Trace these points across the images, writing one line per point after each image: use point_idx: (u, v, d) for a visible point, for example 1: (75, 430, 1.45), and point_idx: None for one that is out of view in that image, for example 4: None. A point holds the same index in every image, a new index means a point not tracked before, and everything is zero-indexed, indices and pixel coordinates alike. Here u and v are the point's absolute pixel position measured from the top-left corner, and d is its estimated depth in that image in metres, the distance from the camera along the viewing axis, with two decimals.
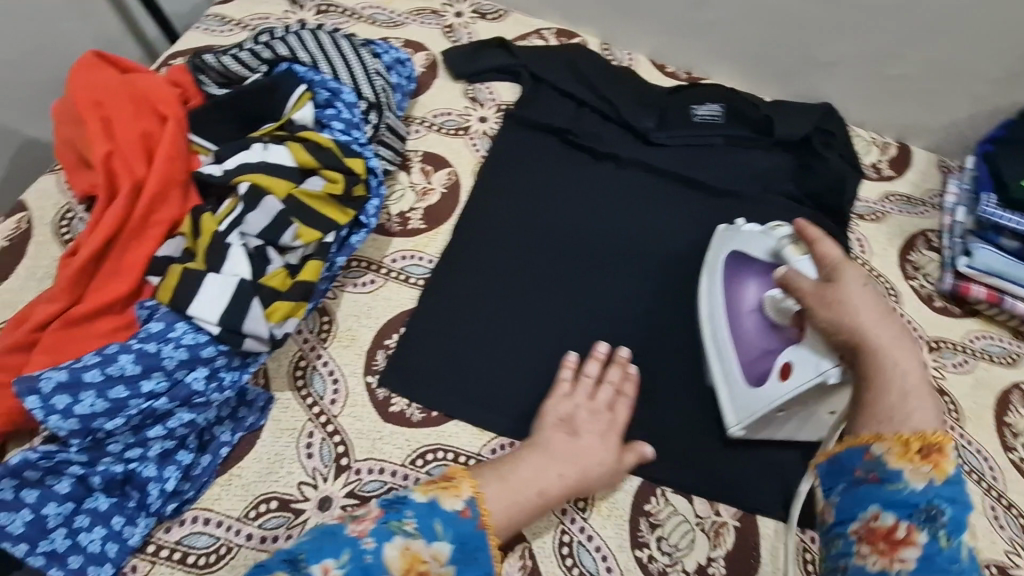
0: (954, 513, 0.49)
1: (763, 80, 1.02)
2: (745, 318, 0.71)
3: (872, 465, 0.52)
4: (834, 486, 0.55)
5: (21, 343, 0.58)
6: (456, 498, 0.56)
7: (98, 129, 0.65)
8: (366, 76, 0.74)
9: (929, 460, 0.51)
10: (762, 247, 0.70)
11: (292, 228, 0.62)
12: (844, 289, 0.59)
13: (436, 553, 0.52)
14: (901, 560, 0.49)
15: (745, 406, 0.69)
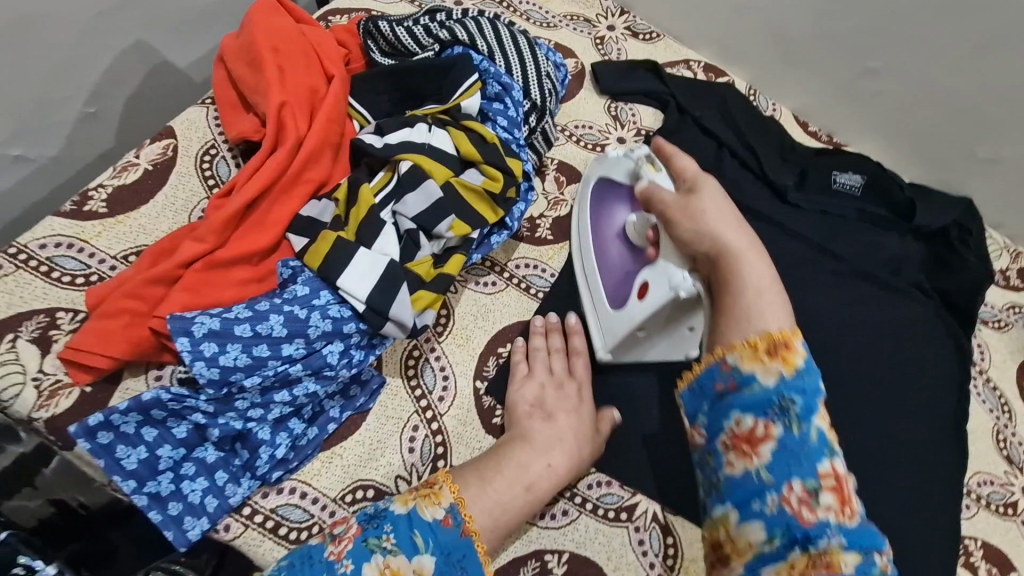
0: (804, 403, 0.51)
1: (907, 160, 0.98)
2: (611, 244, 0.72)
3: (730, 374, 0.54)
4: (700, 408, 0.56)
5: (162, 277, 0.56)
6: (437, 507, 0.52)
7: (273, 76, 0.64)
8: (536, 77, 0.73)
9: (777, 358, 0.53)
10: (622, 170, 0.69)
11: (448, 219, 0.61)
12: (701, 200, 0.60)
13: (418, 567, 0.49)
14: (760, 458, 0.51)
15: (610, 329, 0.69)
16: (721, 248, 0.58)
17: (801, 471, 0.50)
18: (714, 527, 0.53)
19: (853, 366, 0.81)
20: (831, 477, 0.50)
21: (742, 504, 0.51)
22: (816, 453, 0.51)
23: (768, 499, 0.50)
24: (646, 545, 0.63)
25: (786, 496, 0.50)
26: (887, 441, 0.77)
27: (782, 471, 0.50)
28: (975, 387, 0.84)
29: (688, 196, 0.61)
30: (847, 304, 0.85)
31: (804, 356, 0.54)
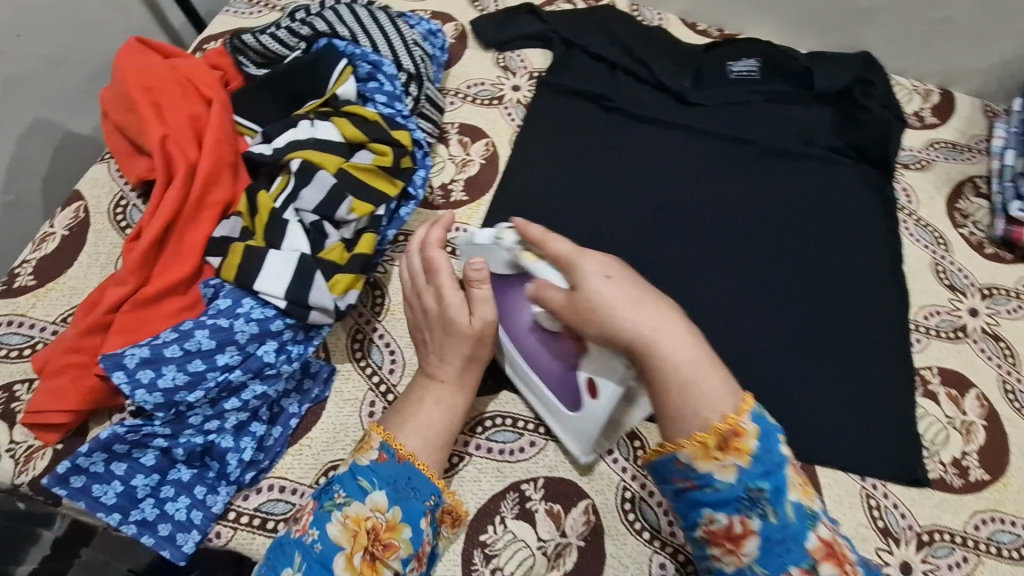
0: (772, 483, 0.46)
1: (798, 32, 1.00)
2: (526, 340, 0.62)
3: (687, 473, 0.48)
4: (675, 504, 0.51)
5: (95, 326, 0.60)
6: (370, 451, 0.55)
7: (151, 114, 0.66)
8: (405, 48, 0.75)
9: (731, 449, 0.47)
10: (499, 261, 0.60)
11: (346, 202, 0.63)
12: (599, 291, 0.51)
13: (374, 505, 0.53)
14: (746, 554, 0.47)
15: (577, 433, 0.62)
16: (635, 342, 0.50)
17: (792, 556, 0.46)
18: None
19: (787, 241, 0.83)
20: (822, 546, 0.46)
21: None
22: (801, 528, 0.46)
23: None
24: (616, 453, 0.66)
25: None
26: (831, 301, 0.80)
27: (771, 561, 0.46)
28: (906, 228, 0.86)
29: (577, 289, 0.52)
30: (768, 185, 0.87)
31: (757, 430, 0.48)
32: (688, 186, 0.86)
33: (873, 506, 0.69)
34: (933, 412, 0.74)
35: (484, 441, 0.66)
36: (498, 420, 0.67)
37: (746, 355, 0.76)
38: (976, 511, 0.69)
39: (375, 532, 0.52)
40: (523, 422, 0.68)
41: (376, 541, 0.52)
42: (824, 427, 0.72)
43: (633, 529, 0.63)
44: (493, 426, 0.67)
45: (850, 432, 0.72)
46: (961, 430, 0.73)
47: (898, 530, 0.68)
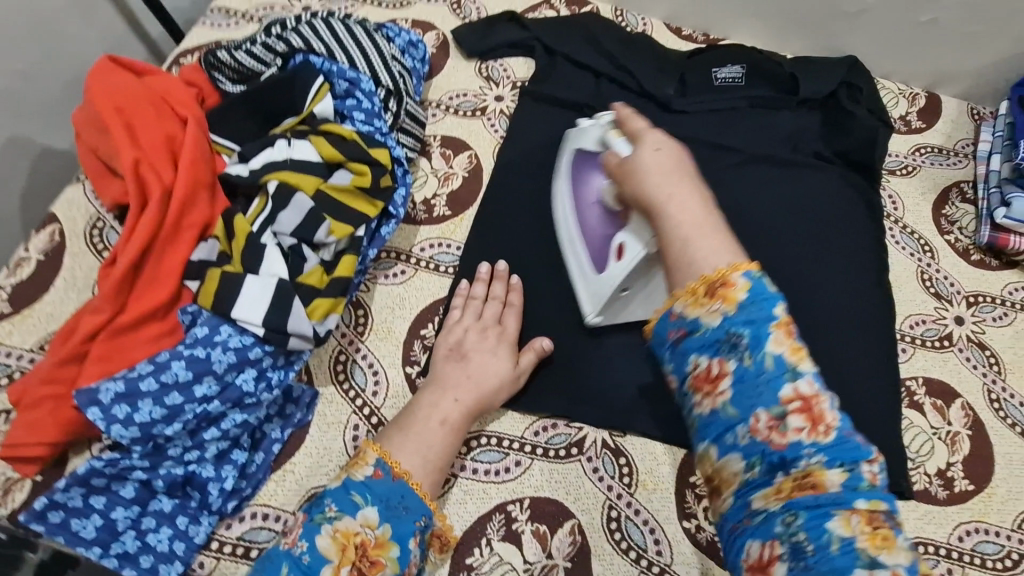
0: (752, 332, 0.48)
1: (784, 37, 0.99)
2: (588, 211, 0.72)
3: (679, 322, 0.51)
4: (664, 357, 0.52)
5: (72, 356, 0.59)
6: (365, 466, 0.57)
7: (123, 135, 0.65)
8: (383, 63, 0.73)
9: (717, 296, 0.49)
10: (593, 138, 0.72)
11: (324, 224, 0.62)
12: (641, 165, 0.61)
13: (364, 520, 0.54)
14: (723, 394, 0.48)
15: (595, 293, 0.71)
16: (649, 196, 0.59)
17: (764, 400, 0.47)
18: (699, 462, 0.50)
19: (774, 249, 0.83)
20: (797, 400, 0.47)
21: (716, 440, 0.48)
22: (778, 379, 0.47)
23: (739, 431, 0.47)
24: (601, 470, 0.66)
25: (754, 426, 0.46)
26: (818, 309, 0.79)
27: (745, 403, 0.47)
28: (892, 236, 0.86)
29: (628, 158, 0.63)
30: (754, 193, 0.86)
31: (749, 287, 0.50)
32: None
33: None
34: (919, 423, 0.74)
35: (469, 462, 0.65)
36: (483, 440, 0.67)
37: None
38: (961, 522, 0.69)
39: (363, 547, 0.53)
40: (508, 441, 0.67)
41: (362, 557, 0.53)
42: None
43: (620, 548, 0.63)
44: (479, 447, 0.66)
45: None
46: (946, 440, 0.73)
47: None
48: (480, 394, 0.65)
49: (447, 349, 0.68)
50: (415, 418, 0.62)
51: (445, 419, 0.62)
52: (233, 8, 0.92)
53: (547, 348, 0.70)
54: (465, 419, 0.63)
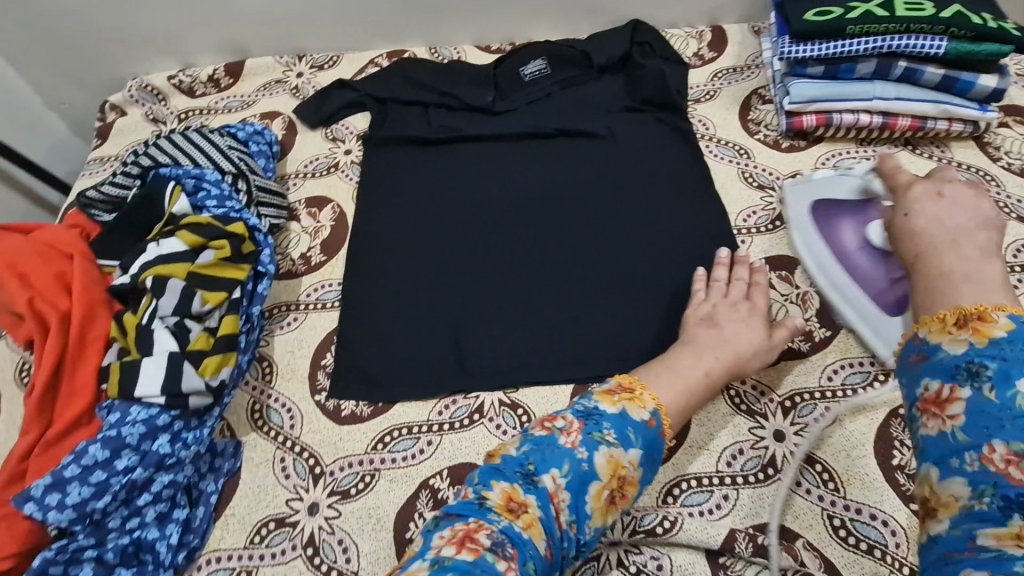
0: (1003, 366, 0.47)
1: (575, 22, 1.13)
2: (856, 257, 0.78)
3: (919, 347, 0.52)
4: (901, 379, 0.53)
5: (13, 476, 0.67)
6: (643, 409, 0.61)
7: (16, 283, 0.75)
8: (222, 154, 0.87)
9: (969, 327, 0.50)
10: (851, 187, 0.84)
11: (197, 296, 0.72)
12: (920, 218, 0.62)
13: (632, 459, 0.57)
14: (953, 418, 0.48)
15: (893, 333, 0.74)
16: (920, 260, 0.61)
17: (1005, 433, 0.45)
18: (918, 486, 0.49)
19: (613, 193, 0.92)
20: None
21: (939, 462, 0.48)
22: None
23: (966, 456, 0.46)
24: (503, 425, 0.75)
25: (986, 454, 0.45)
26: (662, 229, 0.88)
27: (981, 433, 0.46)
28: (709, 150, 0.97)
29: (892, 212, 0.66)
30: (583, 154, 0.96)
31: (1012, 327, 0.48)
32: (515, 178, 0.95)
33: (734, 394, 0.75)
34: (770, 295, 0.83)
35: (388, 454, 0.73)
36: (397, 432, 0.75)
37: (603, 297, 0.83)
38: (828, 363, 0.76)
39: (626, 478, 0.57)
40: (418, 426, 0.75)
41: (622, 486, 0.57)
42: None
43: None
44: (394, 439, 0.74)
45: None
46: (799, 301, 0.82)
47: (763, 407, 0.74)
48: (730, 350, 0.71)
49: (698, 319, 0.75)
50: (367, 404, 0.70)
51: (707, 371, 0.68)
52: (107, 155, 1.06)
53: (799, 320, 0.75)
54: (718, 371, 0.69)
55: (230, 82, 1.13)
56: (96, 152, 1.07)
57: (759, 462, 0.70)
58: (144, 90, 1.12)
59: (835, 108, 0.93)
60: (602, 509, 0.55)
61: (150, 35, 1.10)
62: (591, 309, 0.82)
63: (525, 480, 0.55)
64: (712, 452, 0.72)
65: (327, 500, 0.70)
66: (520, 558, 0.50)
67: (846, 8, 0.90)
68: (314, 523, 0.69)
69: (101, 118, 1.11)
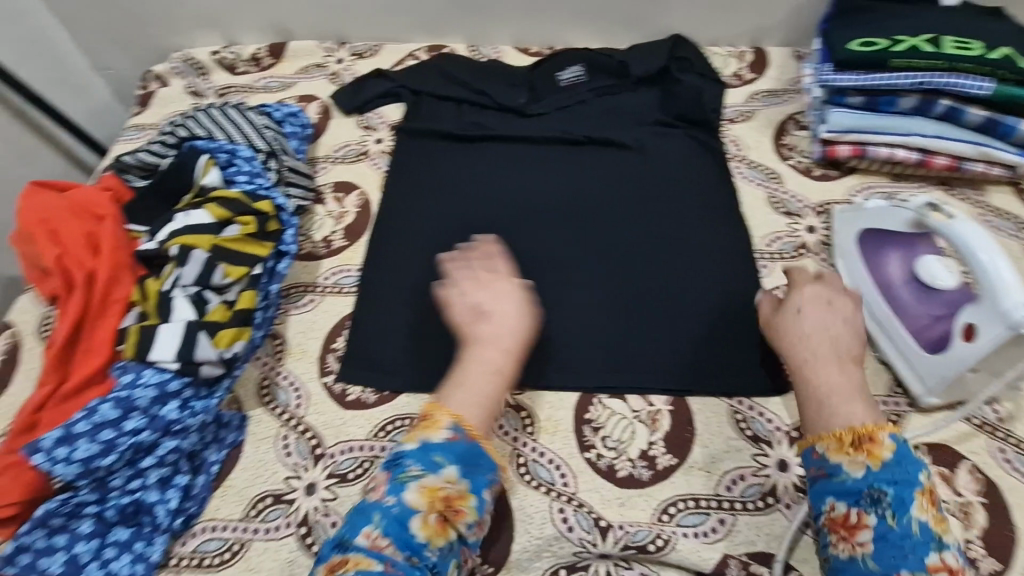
0: (897, 491, 0.55)
1: (616, 31, 1.13)
2: (900, 291, 0.77)
3: (820, 463, 0.59)
4: (808, 494, 0.60)
5: (25, 426, 0.69)
6: (440, 429, 0.60)
7: (48, 240, 0.78)
8: (256, 132, 0.88)
9: (864, 449, 0.57)
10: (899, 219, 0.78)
11: (219, 269, 0.74)
12: (801, 323, 0.67)
13: (447, 478, 0.58)
14: (861, 543, 0.55)
15: (930, 373, 0.72)
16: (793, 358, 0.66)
17: (909, 563, 0.53)
18: None
19: (637, 205, 0.92)
20: (944, 568, 0.52)
21: None
22: (922, 544, 0.53)
23: None
24: (505, 425, 0.74)
25: None
26: (683, 246, 0.88)
27: (887, 559, 0.53)
28: (739, 172, 0.96)
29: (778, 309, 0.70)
30: (610, 164, 0.96)
31: (894, 448, 0.57)
32: (540, 180, 0.95)
33: (740, 419, 0.74)
34: None
35: (388, 443, 0.73)
36: (399, 422, 0.75)
37: (618, 308, 0.83)
38: None
39: (450, 497, 0.57)
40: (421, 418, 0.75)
41: (448, 507, 0.57)
42: (701, 361, 0.78)
43: (531, 486, 0.70)
44: (396, 429, 0.75)
45: (726, 351, 0.78)
46: None
47: (769, 435, 0.73)
48: (511, 336, 0.68)
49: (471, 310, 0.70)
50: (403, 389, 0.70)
51: (496, 369, 0.66)
52: (145, 123, 1.08)
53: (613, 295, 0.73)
54: (509, 363, 0.67)
55: (271, 62, 1.15)
56: (136, 119, 1.10)
57: (759, 490, 0.69)
58: (187, 63, 1.15)
59: (872, 140, 0.92)
60: (435, 533, 0.56)
61: (196, 10, 1.12)
62: (604, 319, 0.82)
63: (343, 547, 0.55)
64: (712, 475, 0.70)
65: (325, 482, 0.71)
66: None
67: (892, 41, 0.89)
68: (310, 503, 0.69)
69: (143, 86, 1.14)
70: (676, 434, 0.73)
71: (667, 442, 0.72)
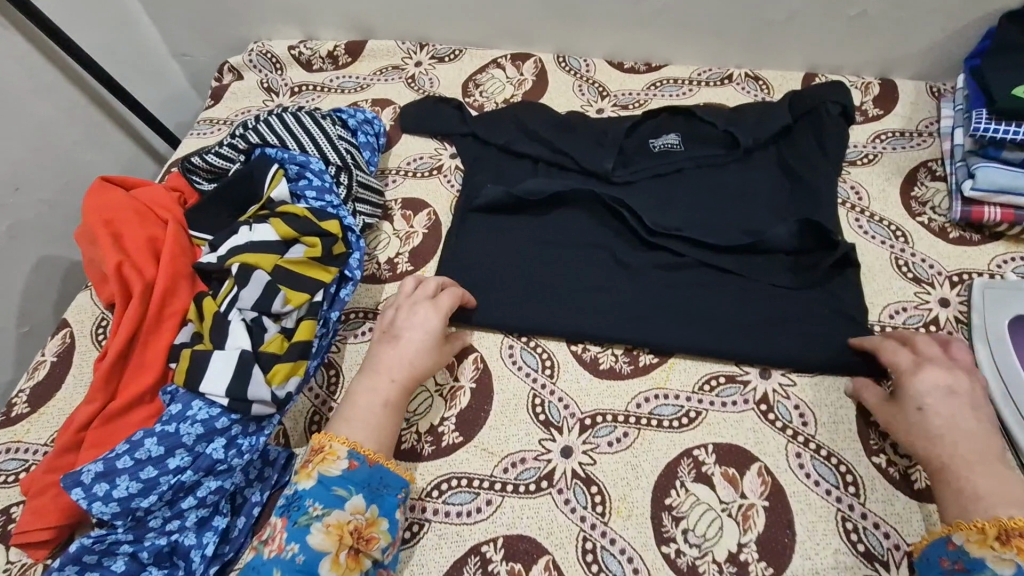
0: None
1: (724, 50, 1.01)
2: None
3: (955, 554, 0.53)
4: None
5: (71, 444, 0.66)
6: (337, 461, 0.58)
7: (109, 243, 0.73)
8: (330, 143, 0.83)
9: (1012, 546, 0.50)
10: None
11: (280, 295, 0.68)
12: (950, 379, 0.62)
13: (354, 508, 0.56)
14: None
15: None
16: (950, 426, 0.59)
17: None
18: None
19: None
20: None
21: None
22: None
23: None
24: (573, 501, 0.66)
25: None
26: (796, 303, 0.74)
27: None
28: (859, 225, 0.84)
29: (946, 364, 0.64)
30: (709, 199, 0.83)
31: None
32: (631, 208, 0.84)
33: (851, 529, 0.63)
34: None
35: (441, 505, 0.66)
36: (454, 482, 0.68)
37: None
38: None
39: (359, 528, 0.55)
40: (478, 480, 0.68)
41: (359, 538, 0.55)
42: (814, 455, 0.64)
43: None
44: (450, 489, 0.67)
45: None
46: None
47: (885, 553, 0.61)
48: (372, 367, 0.66)
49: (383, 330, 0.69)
50: (357, 405, 0.63)
51: (386, 399, 0.64)
52: (217, 117, 1.05)
53: (427, 346, 0.68)
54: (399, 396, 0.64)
55: (348, 61, 1.09)
56: (209, 112, 1.07)
57: None
58: (263, 56, 1.10)
59: None
60: (348, 570, 0.53)
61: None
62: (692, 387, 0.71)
63: None
64: None
65: None
66: None
67: None
68: None
69: (217, 78, 1.11)
70: (772, 536, 0.63)
71: (761, 546, 0.62)
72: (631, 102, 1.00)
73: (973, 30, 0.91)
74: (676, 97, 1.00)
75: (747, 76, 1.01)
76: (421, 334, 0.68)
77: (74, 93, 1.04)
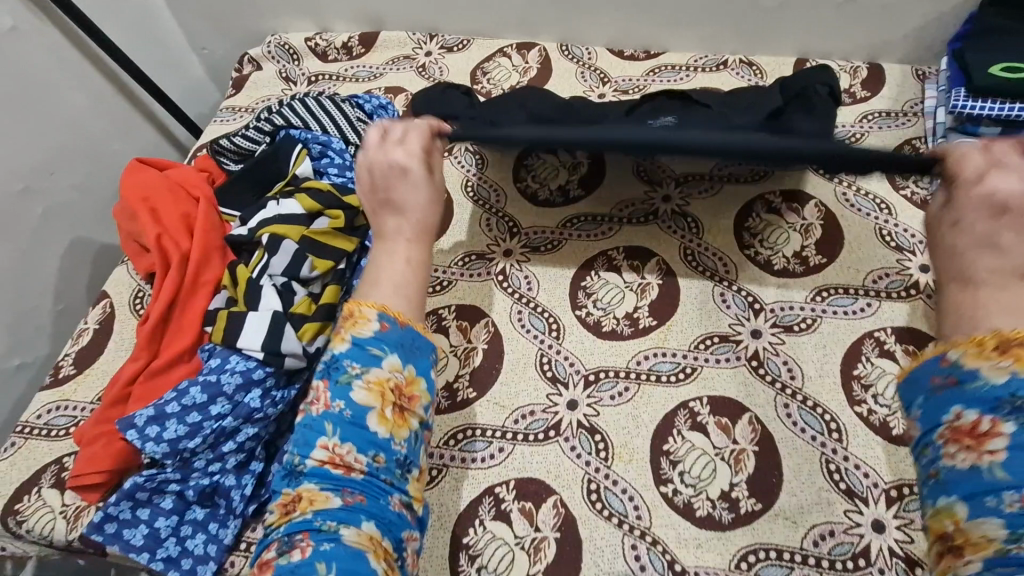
0: None
1: (719, 37, 1.06)
2: None
3: (949, 369, 0.48)
4: (913, 400, 0.51)
5: (118, 398, 0.72)
6: (368, 323, 0.54)
7: (147, 217, 0.80)
8: (349, 125, 0.88)
9: (1010, 353, 0.45)
10: None
11: (307, 262, 0.74)
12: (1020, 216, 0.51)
13: (392, 367, 0.53)
14: (990, 453, 0.43)
15: None
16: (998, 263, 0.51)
17: None
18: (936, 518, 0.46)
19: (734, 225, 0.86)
20: None
21: (970, 499, 0.44)
22: None
23: (1005, 497, 0.42)
24: (578, 448, 0.72)
25: None
26: None
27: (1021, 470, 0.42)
28: (848, 200, 0.88)
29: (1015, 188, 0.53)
30: (704, 174, 0.89)
31: None
32: (630, 184, 0.89)
33: (834, 470, 0.68)
34: (893, 370, 0.74)
35: (458, 452, 0.72)
36: (469, 432, 0.73)
37: None
38: None
39: (399, 387, 0.53)
40: (491, 430, 0.73)
41: (401, 397, 0.52)
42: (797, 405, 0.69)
43: (602, 515, 0.68)
44: (465, 438, 0.73)
45: None
46: None
47: (865, 491, 0.67)
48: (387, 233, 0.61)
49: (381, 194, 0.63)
50: (377, 270, 0.59)
51: (407, 257, 0.60)
52: (238, 105, 1.11)
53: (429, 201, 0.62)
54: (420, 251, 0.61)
55: (361, 51, 1.15)
56: (231, 101, 1.13)
57: (851, 550, 0.64)
58: (281, 48, 1.16)
59: None
60: (395, 426, 0.51)
61: None
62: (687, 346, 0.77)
63: (296, 476, 0.50)
64: (799, 526, 0.66)
65: None
66: (365, 506, 0.49)
67: None
68: None
69: (238, 68, 1.17)
70: (761, 477, 0.68)
71: (751, 485, 0.68)
72: (631, 87, 1.06)
73: (955, 15, 0.96)
74: (674, 82, 1.06)
75: (742, 61, 1.07)
76: (419, 184, 0.62)
77: (102, 83, 1.10)
